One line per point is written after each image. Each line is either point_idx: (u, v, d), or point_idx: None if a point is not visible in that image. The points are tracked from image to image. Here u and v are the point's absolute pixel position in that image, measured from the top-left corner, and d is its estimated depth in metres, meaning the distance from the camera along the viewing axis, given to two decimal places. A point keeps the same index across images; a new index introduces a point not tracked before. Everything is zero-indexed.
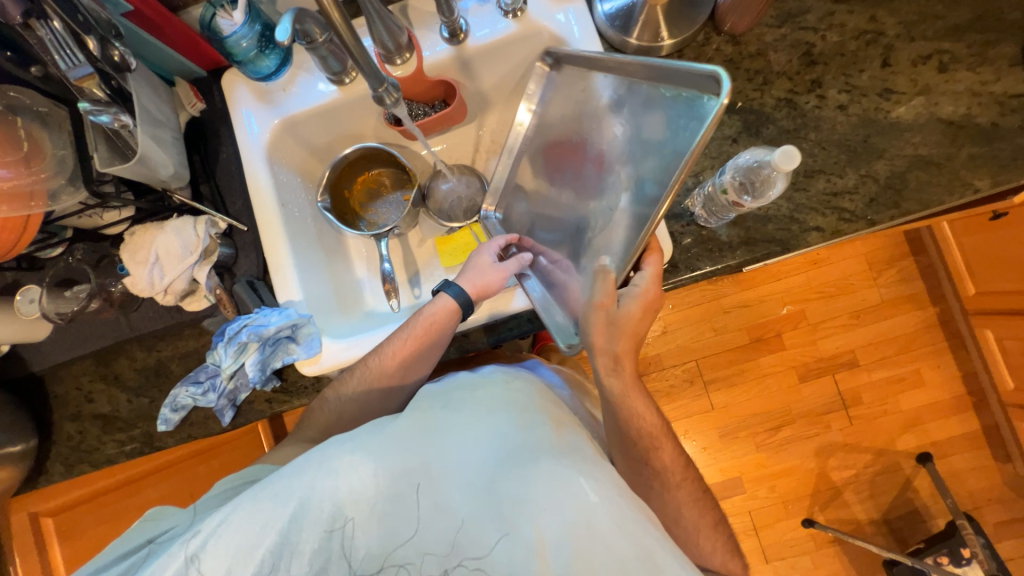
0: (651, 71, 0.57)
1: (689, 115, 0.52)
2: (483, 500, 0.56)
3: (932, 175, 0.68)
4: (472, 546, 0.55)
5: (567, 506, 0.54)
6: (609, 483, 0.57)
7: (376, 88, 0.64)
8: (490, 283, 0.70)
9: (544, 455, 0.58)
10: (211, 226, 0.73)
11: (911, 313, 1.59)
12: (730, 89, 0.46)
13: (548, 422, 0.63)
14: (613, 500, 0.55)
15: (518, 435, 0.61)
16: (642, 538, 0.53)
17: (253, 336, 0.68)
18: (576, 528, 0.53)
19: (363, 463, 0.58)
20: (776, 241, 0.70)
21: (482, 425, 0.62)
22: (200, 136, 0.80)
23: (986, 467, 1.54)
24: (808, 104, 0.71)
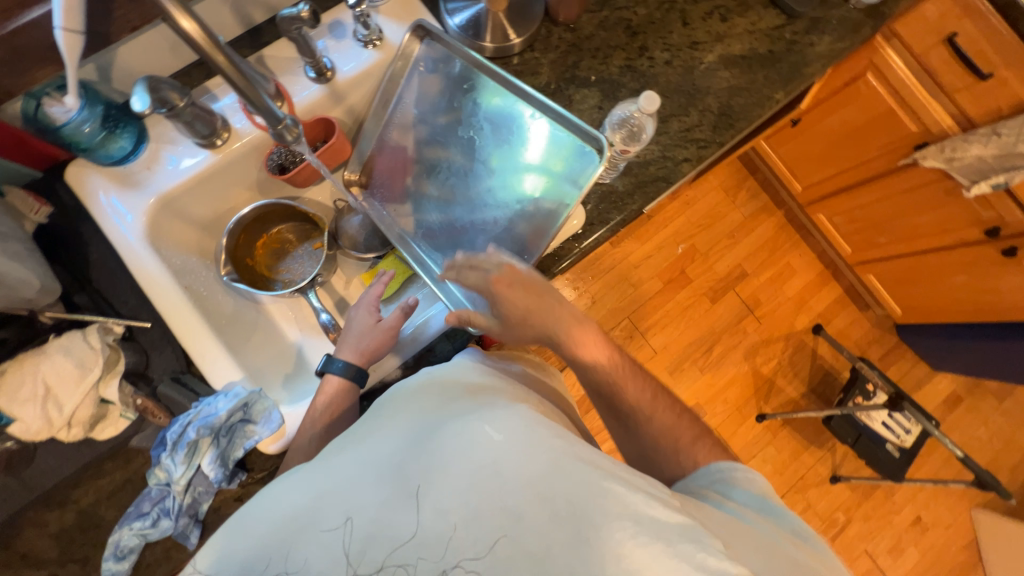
0: (556, 114, 0.73)
1: (580, 170, 0.72)
2: (393, 485, 0.47)
3: (746, 97, 0.86)
4: (387, 542, 0.44)
5: (473, 457, 0.46)
6: (518, 415, 0.50)
7: (276, 125, 0.61)
8: (376, 348, 0.71)
9: (450, 419, 0.51)
10: (104, 334, 0.64)
11: (767, 220, 1.94)
12: (607, 151, 0.68)
13: (461, 390, 0.56)
14: (520, 432, 0.48)
15: (429, 412, 0.54)
16: (551, 454, 0.46)
17: (202, 430, 0.61)
18: (485, 472, 0.45)
19: (261, 505, 0.49)
20: (660, 178, 0.82)
21: (397, 421, 0.55)
22: (55, 243, 0.69)
23: (858, 319, 1.92)
24: (644, 65, 0.86)
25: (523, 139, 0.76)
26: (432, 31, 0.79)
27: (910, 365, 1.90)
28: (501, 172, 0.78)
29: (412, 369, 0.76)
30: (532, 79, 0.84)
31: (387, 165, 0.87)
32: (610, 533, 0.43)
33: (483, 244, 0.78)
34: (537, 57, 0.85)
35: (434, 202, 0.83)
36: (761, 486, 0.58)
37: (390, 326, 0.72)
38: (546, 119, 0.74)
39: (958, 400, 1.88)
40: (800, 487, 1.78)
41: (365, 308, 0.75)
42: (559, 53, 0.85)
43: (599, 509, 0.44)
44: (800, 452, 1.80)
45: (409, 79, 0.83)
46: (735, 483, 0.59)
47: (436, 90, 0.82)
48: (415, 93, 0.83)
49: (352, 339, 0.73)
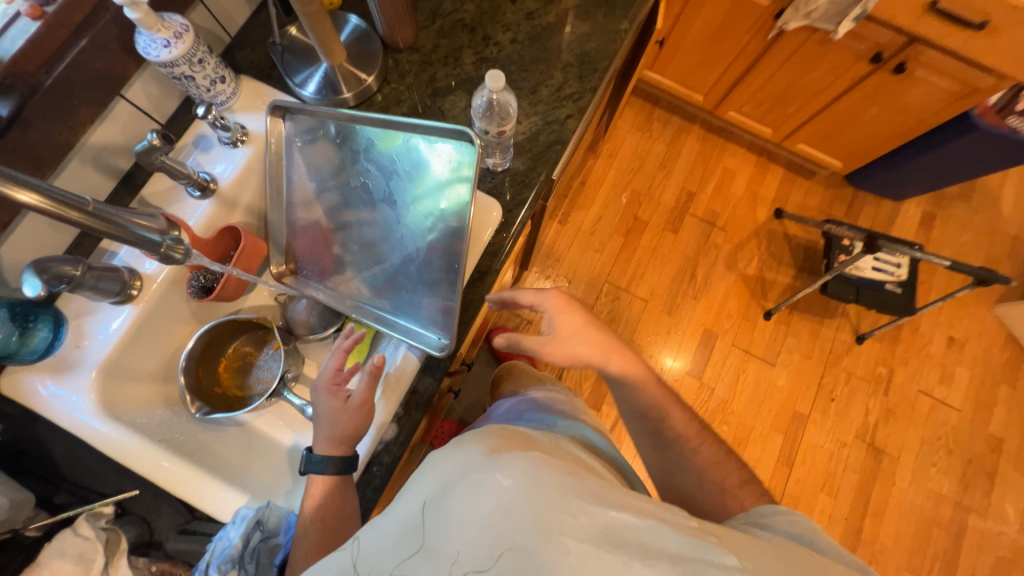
0: (422, 128, 0.75)
1: (462, 163, 0.73)
2: (401, 554, 0.46)
3: (596, 39, 0.90)
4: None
5: (483, 510, 0.45)
6: (526, 461, 0.49)
7: (158, 250, 0.63)
8: (355, 429, 0.67)
9: (460, 471, 0.50)
10: (96, 519, 0.64)
11: (689, 136, 2.00)
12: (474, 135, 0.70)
13: (466, 442, 0.55)
14: (529, 477, 0.47)
15: (433, 470, 0.52)
16: (560, 497, 0.46)
17: (224, 565, 0.61)
18: (496, 524, 0.45)
19: None
20: (554, 142, 0.84)
21: (404, 484, 0.54)
22: (19, 455, 0.68)
23: (810, 188, 1.97)
24: (494, 52, 0.89)
25: (411, 162, 0.78)
26: (289, 107, 0.81)
27: (876, 206, 1.95)
28: (405, 204, 0.79)
29: (405, 418, 0.74)
30: (401, 107, 0.87)
31: (306, 243, 0.87)
32: (614, 560, 0.43)
33: (417, 273, 0.78)
34: (397, 87, 0.88)
35: (361, 258, 0.84)
36: (804, 526, 0.58)
37: (362, 400, 0.67)
38: (419, 136, 0.76)
39: (932, 217, 1.93)
40: (833, 360, 1.79)
41: (328, 389, 0.69)
42: (414, 75, 0.88)
43: (608, 541, 0.44)
44: (818, 329, 1.82)
45: (290, 157, 0.84)
46: (772, 522, 0.60)
47: (320, 156, 0.83)
48: (300, 167, 0.84)
49: (325, 427, 0.67)
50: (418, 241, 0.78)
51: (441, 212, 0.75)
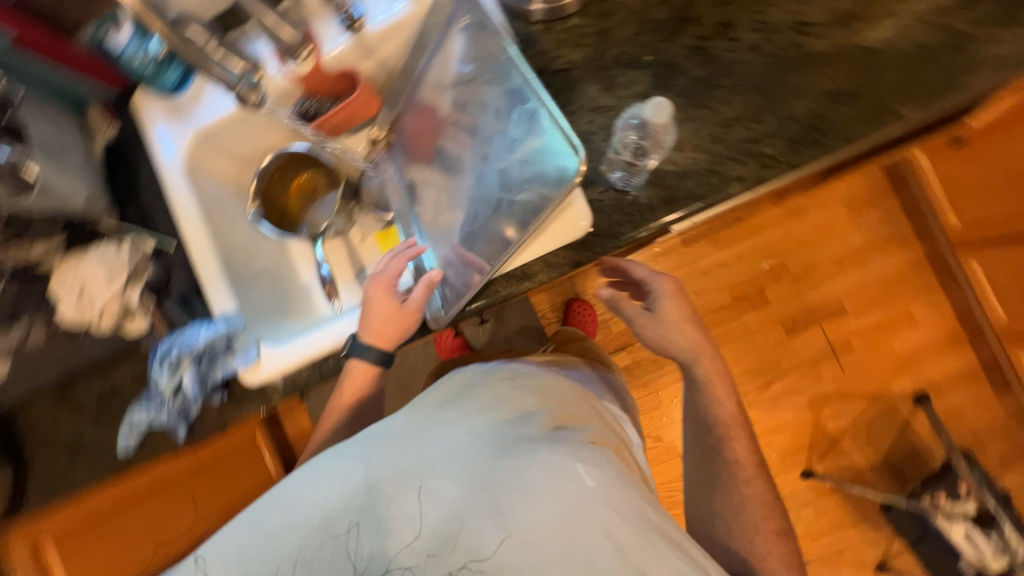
0: (549, 110, 0.63)
1: (556, 168, 0.63)
2: (481, 495, 0.52)
3: (854, 106, 0.64)
4: (465, 540, 0.50)
5: (564, 498, 0.52)
6: (603, 467, 0.55)
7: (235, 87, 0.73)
8: (400, 330, 0.72)
9: (539, 444, 0.56)
10: (136, 248, 0.75)
11: (899, 253, 1.61)
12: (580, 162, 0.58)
13: (543, 415, 0.61)
14: (607, 485, 0.54)
15: (512, 427, 0.59)
16: (630, 512, 0.52)
17: (183, 352, 0.71)
18: (574, 515, 0.51)
19: (353, 467, 0.56)
20: (697, 196, 0.67)
21: (477, 423, 0.59)
22: (117, 159, 0.80)
23: (982, 400, 1.57)
24: (720, 49, 0.68)
25: (523, 129, 0.68)
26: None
27: None
28: (494, 164, 0.72)
29: None
30: (572, 51, 0.71)
31: (413, 126, 0.83)
32: None
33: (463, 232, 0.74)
34: (588, 24, 0.71)
35: (434, 179, 0.81)
36: None
37: (415, 306, 0.72)
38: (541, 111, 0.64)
39: None
40: (832, 561, 1.55)
41: (383, 286, 0.73)
42: (615, 21, 0.70)
43: None
44: (844, 525, 1.55)
45: (442, 37, 0.77)
46: None
47: (460, 54, 0.75)
48: (450, 50, 0.76)
49: (375, 321, 0.72)
50: (481, 206, 0.72)
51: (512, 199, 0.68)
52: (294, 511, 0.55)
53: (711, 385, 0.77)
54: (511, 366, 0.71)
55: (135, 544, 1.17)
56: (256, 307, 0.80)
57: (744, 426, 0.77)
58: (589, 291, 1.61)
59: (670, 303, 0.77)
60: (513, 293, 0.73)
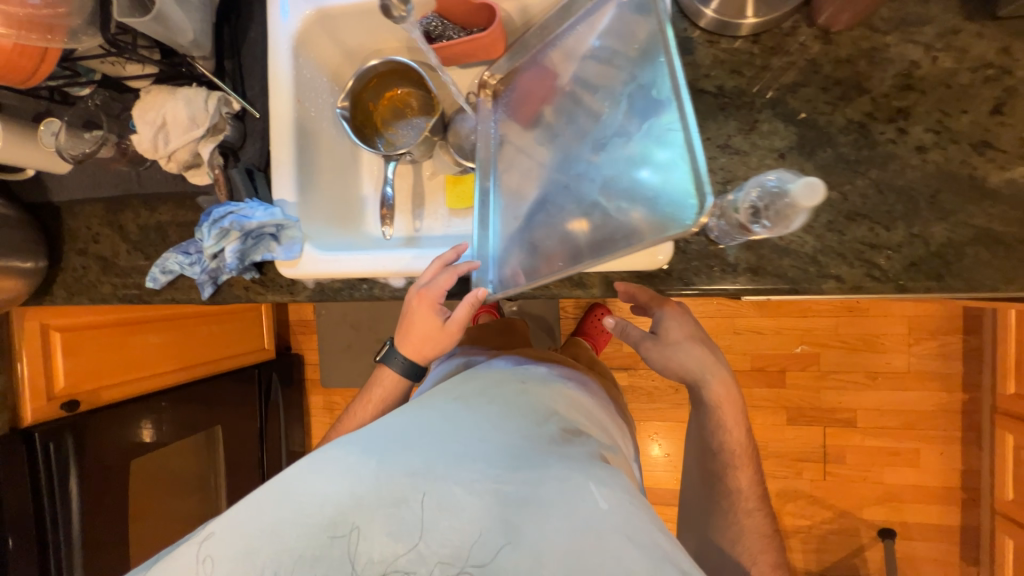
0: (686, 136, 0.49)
1: (665, 203, 0.51)
2: (491, 504, 0.51)
3: (995, 255, 0.58)
4: (475, 548, 0.48)
5: (574, 514, 0.49)
6: (616, 487, 0.53)
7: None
8: (438, 343, 0.77)
9: (552, 458, 0.55)
10: (222, 104, 0.73)
11: (936, 391, 1.53)
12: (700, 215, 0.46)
13: (557, 429, 0.60)
14: (619, 507, 0.51)
15: (525, 437, 0.57)
16: (642, 536, 0.49)
17: (236, 225, 0.69)
18: (585, 536, 0.48)
19: (362, 462, 0.56)
20: (786, 278, 0.63)
21: (491, 428, 0.58)
22: (232, 8, 0.77)
23: (944, 560, 1.55)
24: (883, 136, 0.60)
25: (648, 137, 0.56)
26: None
27: None
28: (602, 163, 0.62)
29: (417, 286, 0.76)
30: (727, 77, 0.64)
31: (528, 85, 0.78)
32: None
33: (537, 219, 0.68)
34: (755, 54, 0.64)
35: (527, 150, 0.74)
36: None
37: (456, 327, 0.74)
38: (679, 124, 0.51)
39: None
40: None
41: (428, 303, 0.72)
42: (785, 62, 0.63)
43: None
44: None
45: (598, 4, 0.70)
46: None
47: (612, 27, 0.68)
48: (599, 22, 0.69)
49: (414, 336, 0.77)
50: (569, 203, 0.65)
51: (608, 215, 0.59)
52: (300, 501, 0.54)
53: (719, 407, 0.76)
54: (531, 377, 0.71)
55: (134, 362, 1.26)
56: (313, 205, 0.79)
57: (715, 489, 0.77)
58: (617, 303, 1.58)
59: (676, 325, 0.76)
60: (560, 293, 0.71)
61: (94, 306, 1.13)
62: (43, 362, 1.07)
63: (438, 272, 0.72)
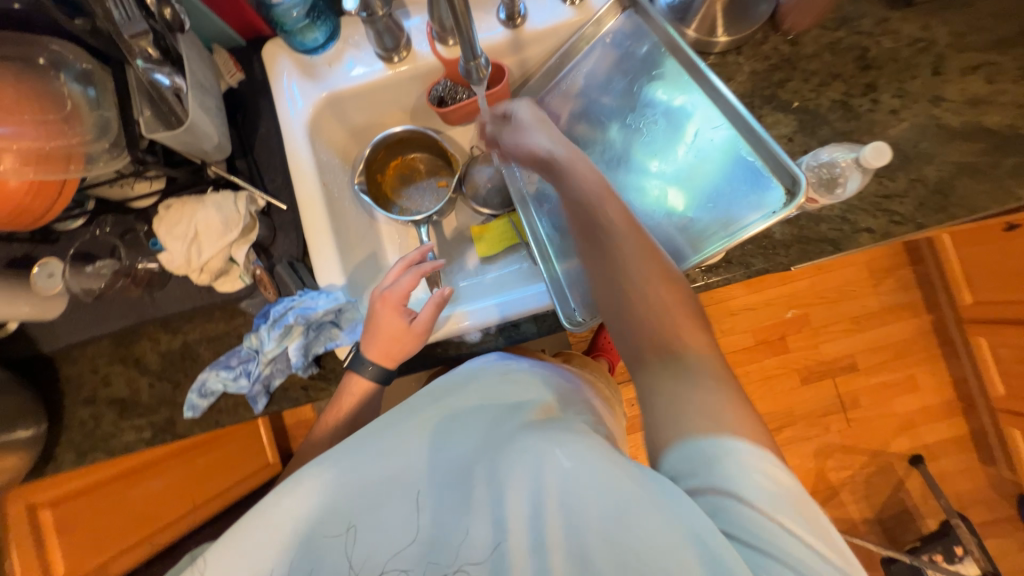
0: (755, 137, 0.65)
1: (749, 198, 0.65)
2: (464, 494, 0.48)
3: (978, 181, 0.70)
4: (458, 542, 0.46)
5: (549, 486, 0.45)
6: (592, 451, 0.47)
7: (468, 63, 0.57)
8: (402, 348, 0.66)
9: (525, 436, 0.50)
10: (250, 203, 0.70)
11: (908, 320, 1.70)
12: (806, 188, 0.59)
13: (534, 407, 0.56)
14: (598, 468, 0.45)
15: (501, 424, 0.54)
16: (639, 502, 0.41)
17: (299, 319, 0.66)
18: (562, 506, 0.43)
19: (322, 475, 0.51)
20: (828, 240, 0.70)
21: (463, 425, 0.55)
22: (237, 108, 0.76)
23: (969, 469, 1.67)
24: (863, 107, 0.72)
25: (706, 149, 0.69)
26: (639, 4, 0.75)
27: (1014, 547, 1.63)
28: (658, 176, 0.73)
29: (492, 336, 0.75)
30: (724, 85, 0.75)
31: None
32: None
33: None
34: (741, 63, 0.75)
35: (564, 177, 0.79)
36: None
37: (423, 326, 0.66)
38: (733, 134, 0.67)
39: None
40: None
41: (391, 305, 0.66)
42: (766, 65, 0.74)
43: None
44: None
45: (591, 50, 0.79)
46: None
47: (603, 56, 0.78)
48: (596, 65, 0.79)
49: (377, 341, 0.66)
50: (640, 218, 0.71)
51: (694, 218, 0.68)
52: (264, 531, 0.49)
53: None
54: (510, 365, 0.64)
55: (137, 520, 1.07)
56: (358, 284, 0.76)
57: None
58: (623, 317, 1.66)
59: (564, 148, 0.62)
60: None
61: (86, 465, 0.97)
62: (34, 550, 0.88)
63: (401, 274, 0.70)
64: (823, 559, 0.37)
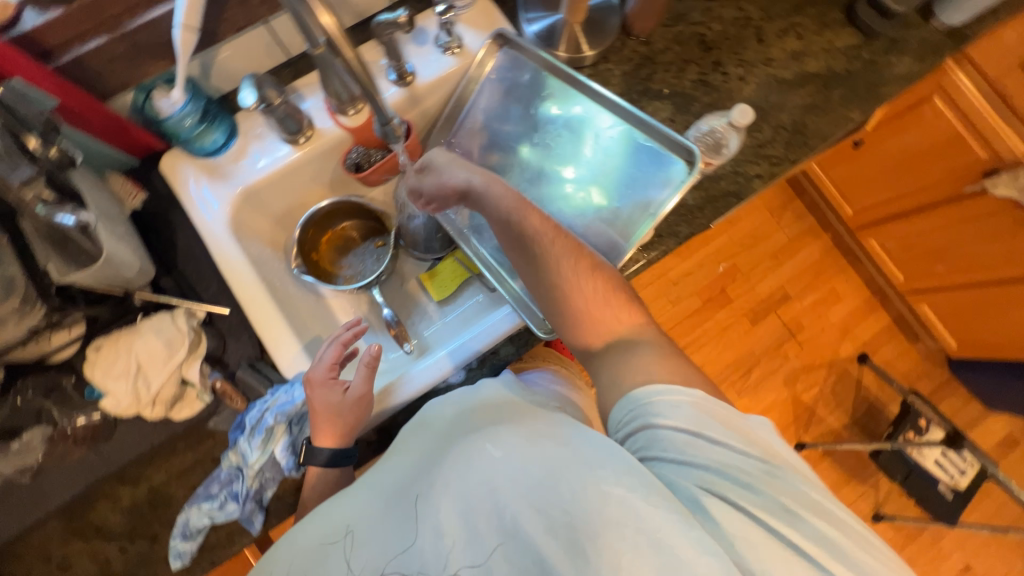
0: (645, 125, 0.76)
1: (666, 175, 0.75)
2: (407, 512, 0.54)
3: (820, 115, 0.85)
4: (410, 554, 0.51)
5: (477, 478, 0.51)
6: (514, 435, 0.53)
7: (385, 123, 0.67)
8: (350, 423, 0.63)
9: (458, 441, 0.56)
10: (190, 317, 0.67)
11: (813, 243, 1.94)
12: (700, 158, 0.72)
13: (476, 410, 0.60)
14: (519, 449, 0.51)
15: (445, 437, 0.58)
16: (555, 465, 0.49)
17: (280, 417, 0.64)
18: (489, 491, 0.49)
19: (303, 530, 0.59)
20: (731, 193, 0.81)
21: (414, 452, 0.60)
22: (148, 228, 0.73)
23: (905, 351, 1.91)
24: (718, 80, 0.85)
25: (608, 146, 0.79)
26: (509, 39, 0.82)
27: (961, 402, 1.87)
28: (577, 178, 0.80)
29: (475, 369, 0.76)
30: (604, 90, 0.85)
31: None
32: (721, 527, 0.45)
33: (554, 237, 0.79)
34: (611, 68, 0.85)
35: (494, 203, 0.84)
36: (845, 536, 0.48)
37: (359, 393, 0.63)
38: (627, 128, 0.78)
39: (1014, 442, 1.84)
40: None
41: (317, 384, 0.63)
42: (632, 65, 0.86)
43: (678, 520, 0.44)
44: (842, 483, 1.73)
45: (482, 87, 0.85)
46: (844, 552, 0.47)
47: (484, 88, 0.84)
48: (489, 98, 0.84)
49: (320, 422, 0.63)
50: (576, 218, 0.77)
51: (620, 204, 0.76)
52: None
53: None
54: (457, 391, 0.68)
55: None
56: None
57: None
58: None
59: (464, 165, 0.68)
60: None
61: None
62: None
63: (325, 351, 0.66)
64: (749, 456, 0.49)
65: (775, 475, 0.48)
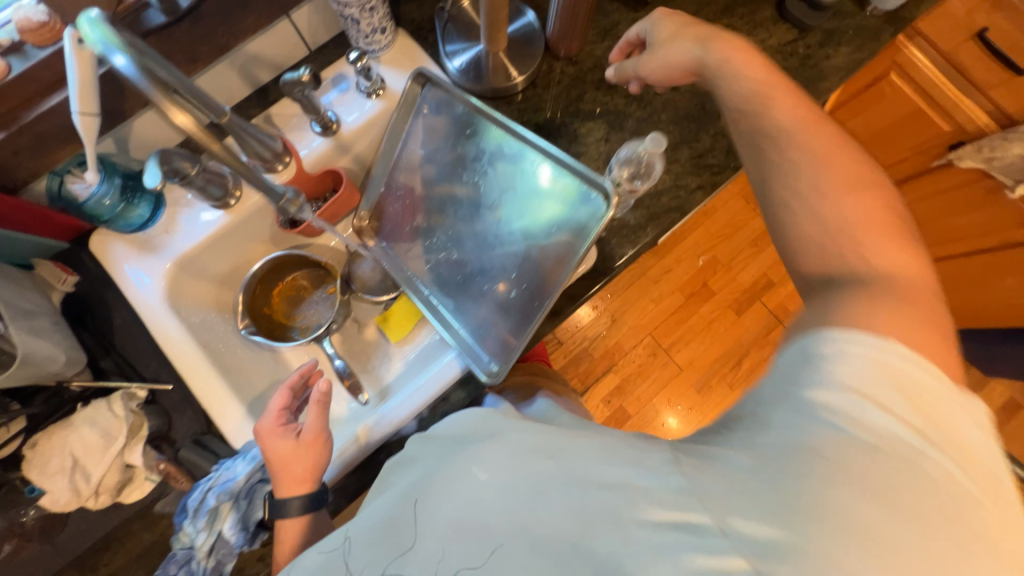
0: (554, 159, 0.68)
1: (576, 211, 0.66)
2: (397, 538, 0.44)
3: None
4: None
5: (461, 497, 0.43)
6: (498, 450, 0.45)
7: (279, 202, 0.72)
8: (312, 466, 0.62)
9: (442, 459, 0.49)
10: (128, 400, 0.66)
11: None
12: (614, 196, 0.62)
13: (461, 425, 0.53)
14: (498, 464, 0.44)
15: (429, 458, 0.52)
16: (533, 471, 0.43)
17: (222, 496, 0.62)
18: (474, 511, 0.42)
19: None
20: (674, 208, 0.79)
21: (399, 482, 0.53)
22: (83, 311, 0.73)
23: None
24: (650, 93, 0.83)
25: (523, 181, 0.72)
26: (432, 78, 0.77)
27: None
28: (504, 214, 0.74)
29: (428, 418, 0.74)
30: (536, 116, 0.83)
31: (396, 209, 0.85)
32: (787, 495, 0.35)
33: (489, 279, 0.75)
34: (541, 93, 0.84)
35: (438, 242, 0.80)
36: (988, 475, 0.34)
37: (313, 432, 0.63)
38: (541, 159, 0.69)
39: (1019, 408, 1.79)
40: None
41: (269, 434, 0.63)
42: (561, 87, 0.84)
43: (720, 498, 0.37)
44: None
45: (413, 124, 0.80)
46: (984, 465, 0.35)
47: (420, 124, 0.80)
48: (422, 137, 0.80)
49: (278, 474, 0.61)
50: (510, 261, 0.72)
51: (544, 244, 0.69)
52: None
53: None
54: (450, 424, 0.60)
55: None
56: None
57: None
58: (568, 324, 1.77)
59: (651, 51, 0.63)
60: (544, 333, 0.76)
61: None
62: None
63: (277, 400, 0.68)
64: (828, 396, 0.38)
65: (831, 405, 0.38)
